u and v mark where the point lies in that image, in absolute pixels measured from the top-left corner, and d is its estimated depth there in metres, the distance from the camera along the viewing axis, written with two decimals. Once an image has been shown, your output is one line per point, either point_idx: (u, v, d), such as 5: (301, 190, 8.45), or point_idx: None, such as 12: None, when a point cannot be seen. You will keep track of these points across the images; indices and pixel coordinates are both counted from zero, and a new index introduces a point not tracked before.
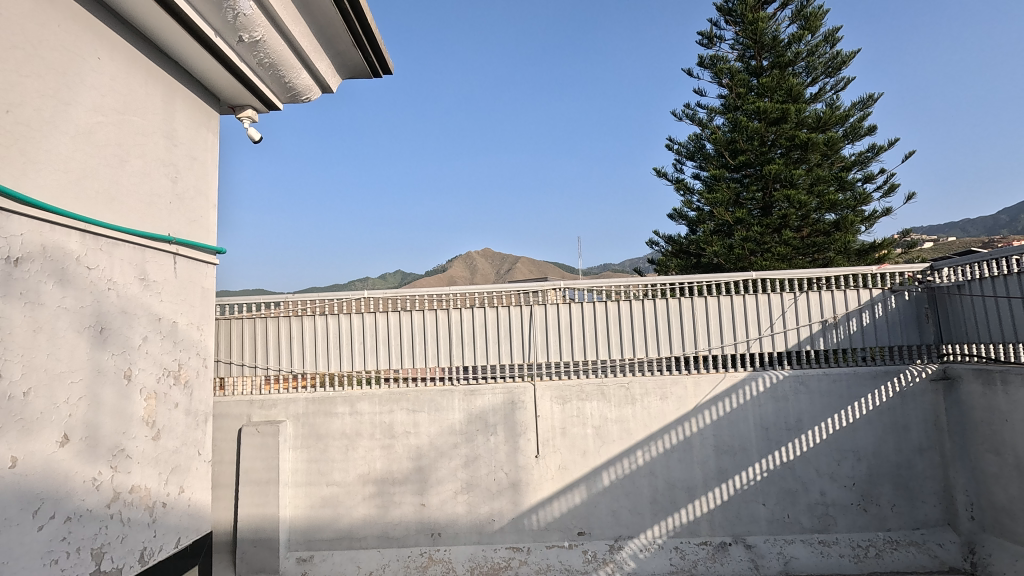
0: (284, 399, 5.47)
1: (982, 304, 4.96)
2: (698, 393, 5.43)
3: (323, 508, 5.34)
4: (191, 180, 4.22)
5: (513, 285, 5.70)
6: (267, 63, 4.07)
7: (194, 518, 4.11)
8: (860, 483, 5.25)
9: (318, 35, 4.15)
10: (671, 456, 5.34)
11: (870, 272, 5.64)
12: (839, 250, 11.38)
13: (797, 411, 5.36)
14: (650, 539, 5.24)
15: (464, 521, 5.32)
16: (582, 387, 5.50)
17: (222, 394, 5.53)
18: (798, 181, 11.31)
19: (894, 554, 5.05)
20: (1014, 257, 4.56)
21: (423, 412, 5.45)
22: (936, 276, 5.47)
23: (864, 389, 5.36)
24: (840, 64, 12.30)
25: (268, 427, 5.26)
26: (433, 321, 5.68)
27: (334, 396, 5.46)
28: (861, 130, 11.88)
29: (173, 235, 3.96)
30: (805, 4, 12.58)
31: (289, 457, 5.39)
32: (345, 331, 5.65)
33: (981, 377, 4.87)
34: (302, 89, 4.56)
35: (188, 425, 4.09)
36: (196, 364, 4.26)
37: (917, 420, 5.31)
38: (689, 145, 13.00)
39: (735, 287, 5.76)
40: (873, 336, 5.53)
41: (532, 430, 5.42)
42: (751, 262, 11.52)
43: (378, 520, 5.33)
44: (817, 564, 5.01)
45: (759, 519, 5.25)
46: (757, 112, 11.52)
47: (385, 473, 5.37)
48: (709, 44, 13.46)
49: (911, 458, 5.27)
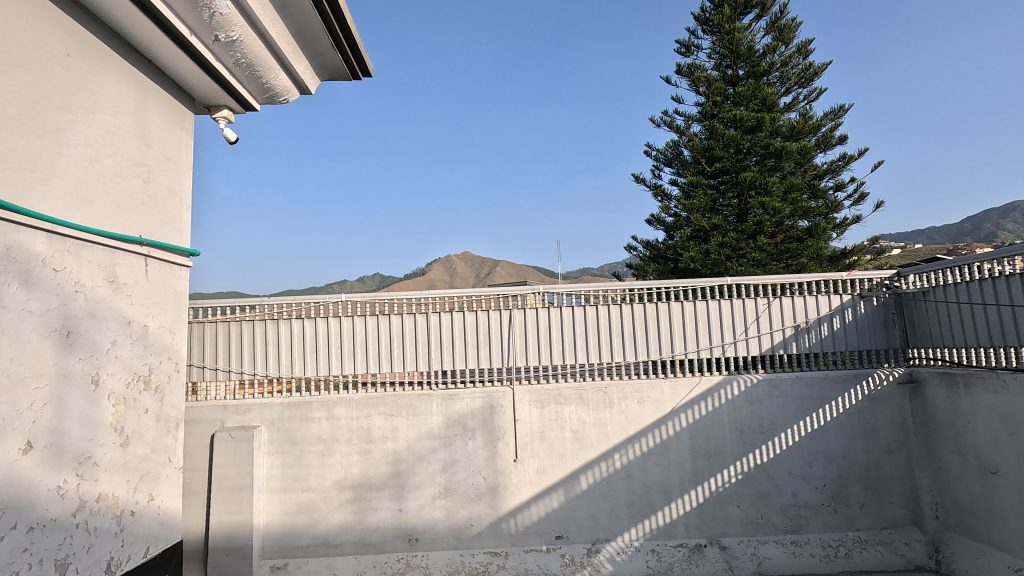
0: (259, 404, 5.38)
1: (945, 310, 5.14)
2: (675, 396, 5.50)
3: (298, 514, 5.27)
4: (164, 181, 4.13)
5: (492, 290, 5.69)
6: (244, 63, 4.01)
7: (164, 526, 4.02)
8: (831, 484, 5.37)
9: (296, 36, 4.12)
10: (648, 459, 5.40)
11: (841, 278, 5.79)
12: (811, 256, 11.64)
13: (771, 414, 5.46)
14: (627, 542, 5.27)
15: (442, 526, 5.30)
16: (561, 391, 5.52)
17: (194, 400, 5.41)
18: (773, 188, 11.57)
19: (863, 554, 5.17)
20: (976, 265, 4.77)
21: (401, 417, 5.40)
22: (903, 282, 5.66)
23: (834, 393, 5.48)
24: (813, 76, 12.69)
25: (242, 433, 5.16)
26: (412, 325, 5.65)
27: (311, 401, 5.39)
28: (833, 140, 12.22)
29: (144, 237, 3.88)
30: (778, 16, 12.88)
31: (263, 463, 5.30)
32: (322, 336, 5.59)
33: (944, 381, 5.02)
34: (279, 90, 4.51)
35: (158, 431, 4.00)
36: (167, 369, 4.17)
37: (885, 423, 5.46)
38: (666, 152, 13.17)
39: (710, 292, 5.85)
40: (842, 340, 5.68)
41: (510, 434, 5.42)
42: (726, 268, 11.71)
43: (355, 527, 5.26)
44: (788, 564, 5.11)
45: (734, 520, 5.33)
46: (733, 120, 11.74)
47: (362, 478, 5.32)
48: (686, 53, 13.68)
49: (879, 459, 5.41)
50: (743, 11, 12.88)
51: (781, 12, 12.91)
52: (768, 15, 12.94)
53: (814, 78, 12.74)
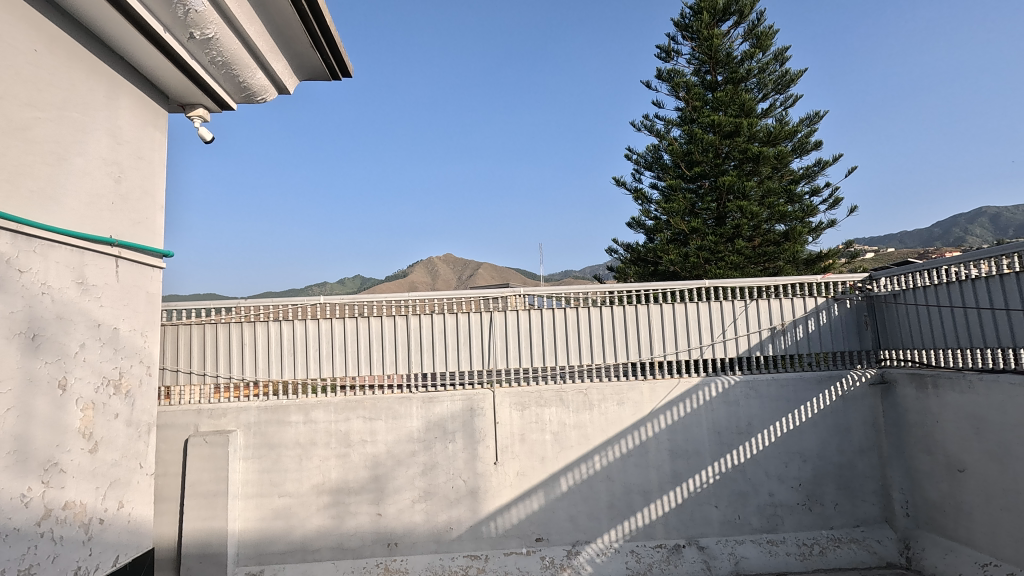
0: (235, 408, 5.29)
1: (914, 312, 5.28)
2: (654, 398, 5.54)
3: (275, 520, 5.19)
4: (137, 181, 4.04)
5: (473, 292, 5.69)
6: (220, 61, 3.95)
7: (135, 534, 3.93)
8: (806, 483, 5.46)
9: (274, 35, 4.06)
10: (628, 461, 5.43)
11: (816, 281, 5.90)
12: (787, 260, 11.83)
13: (748, 414, 5.54)
14: (607, 543, 5.30)
15: (422, 529, 5.26)
16: (541, 393, 5.53)
17: (167, 404, 5.29)
18: (750, 192, 11.78)
19: (836, 551, 5.26)
20: (945, 268, 4.90)
21: (380, 420, 5.35)
22: (875, 285, 5.79)
23: (809, 393, 5.58)
24: (788, 83, 12.97)
25: (216, 437, 5.06)
26: (392, 328, 5.61)
27: (288, 404, 5.32)
28: (808, 145, 12.47)
29: (115, 237, 3.78)
30: (756, 24, 13.11)
31: (238, 468, 5.21)
32: (299, 338, 5.52)
33: (914, 381, 5.15)
34: (257, 89, 4.45)
35: (129, 436, 3.91)
36: (139, 372, 4.08)
37: (858, 423, 5.57)
38: (647, 156, 13.29)
39: (689, 294, 5.92)
40: (817, 342, 5.78)
41: (490, 437, 5.41)
42: (704, 271, 11.86)
43: (333, 532, 5.20)
44: (764, 563, 5.18)
45: (712, 520, 5.39)
46: (712, 125, 11.90)
47: (340, 483, 5.26)
48: (666, 58, 13.84)
49: (852, 459, 5.52)
50: (721, 18, 13.07)
51: (758, 20, 13.15)
52: (746, 22, 13.17)
53: (790, 85, 13.01)
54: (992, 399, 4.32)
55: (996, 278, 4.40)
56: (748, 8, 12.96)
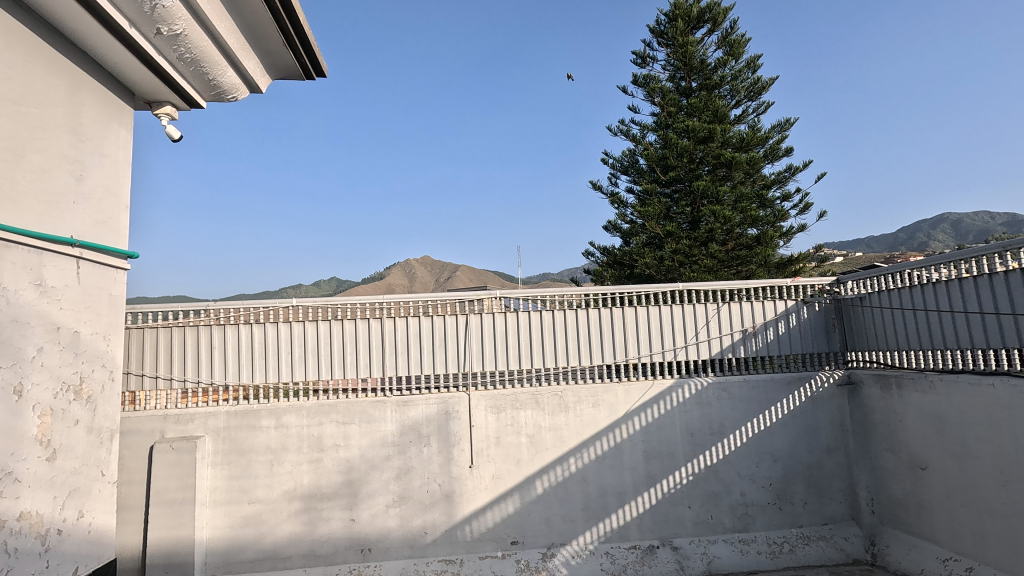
0: (203, 413, 5.16)
1: (880, 315, 5.44)
2: (628, 400, 5.59)
3: (245, 527, 5.07)
4: (100, 179, 3.93)
5: (449, 294, 5.68)
6: (188, 58, 3.86)
7: (95, 544, 3.80)
8: (776, 483, 5.56)
9: (246, 32, 3.98)
10: (603, 462, 5.46)
11: (786, 284, 6.03)
12: (759, 263, 12.06)
13: (720, 416, 5.62)
14: (582, 545, 5.32)
15: (396, 535, 5.20)
16: (517, 396, 5.52)
17: (133, 409, 5.14)
18: (723, 197, 11.97)
19: (806, 549, 5.36)
20: (909, 272, 5.05)
21: (354, 424, 5.28)
22: (842, 288, 5.95)
23: (779, 394, 5.69)
24: (760, 90, 13.25)
25: (183, 443, 4.93)
26: (366, 330, 5.55)
27: (259, 409, 5.21)
28: (779, 152, 12.74)
29: (76, 237, 3.66)
30: (729, 32, 13.36)
31: (207, 475, 5.08)
32: (271, 342, 5.42)
33: (879, 382, 5.30)
34: (227, 88, 4.35)
35: (90, 443, 3.79)
36: (101, 377, 3.95)
37: (826, 423, 5.70)
38: (623, 160, 13.42)
39: (663, 297, 6.00)
40: (787, 344, 5.91)
41: (465, 440, 5.39)
42: (679, 274, 12.03)
43: (305, 538, 5.12)
44: (736, 562, 5.26)
45: (686, 521, 5.45)
46: (687, 131, 12.08)
47: (313, 488, 5.17)
48: (642, 63, 14.01)
49: (821, 458, 5.64)
50: (695, 25, 13.27)
51: (731, 28, 13.40)
52: (719, 30, 13.41)
53: (762, 92, 13.29)
54: (952, 399, 4.46)
55: (956, 282, 4.55)
56: (721, 16, 13.20)
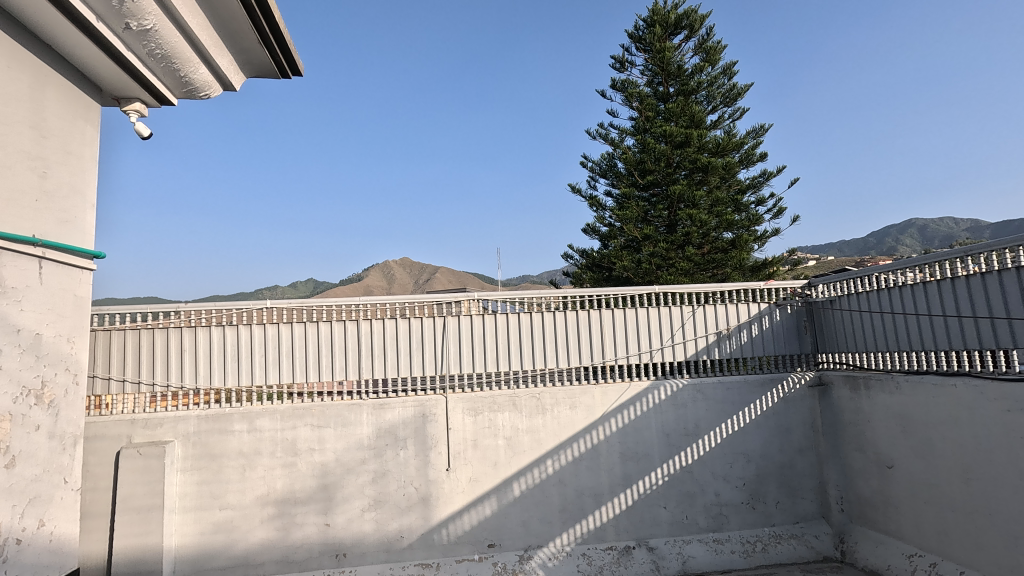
0: (172, 418, 5.03)
1: (849, 317, 5.57)
2: (605, 402, 5.62)
3: (215, 534, 4.96)
4: (65, 177, 3.81)
5: (426, 296, 5.65)
6: (159, 54, 3.77)
7: (57, 554, 3.67)
8: (749, 483, 5.65)
9: (219, 29, 3.90)
10: (580, 464, 5.49)
11: (759, 287, 6.15)
12: (734, 266, 12.26)
13: (695, 417, 5.69)
14: (559, 547, 5.33)
15: (372, 539, 5.14)
16: (494, 398, 5.51)
17: (99, 414, 4.99)
18: (700, 201, 12.14)
19: (778, 547, 5.46)
20: (878, 276, 5.20)
21: (329, 428, 5.21)
22: (813, 291, 6.09)
23: (753, 396, 5.79)
24: (736, 96, 13.49)
25: (151, 449, 4.80)
26: (342, 333, 5.48)
27: (231, 413, 5.11)
28: (754, 157, 12.99)
29: (38, 237, 3.54)
30: (705, 38, 13.57)
31: (176, 481, 4.95)
32: (244, 344, 5.32)
33: (848, 383, 5.43)
34: (200, 85, 4.25)
35: (52, 449, 3.67)
36: (64, 381, 3.83)
37: (798, 423, 5.81)
38: (601, 163, 13.53)
39: (640, 299, 6.06)
40: (760, 346, 6.01)
41: (442, 443, 5.36)
42: (657, 277, 12.17)
43: (278, 544, 5.03)
44: (710, 561, 5.32)
45: (661, 521, 5.49)
46: (664, 135, 12.23)
47: (286, 493, 5.09)
48: (621, 68, 14.16)
49: (793, 458, 5.75)
50: (673, 31, 13.45)
51: (708, 35, 13.62)
52: (696, 37, 13.62)
53: (738, 98, 13.53)
54: (917, 399, 4.59)
55: (922, 285, 4.69)
56: (698, 23, 13.41)
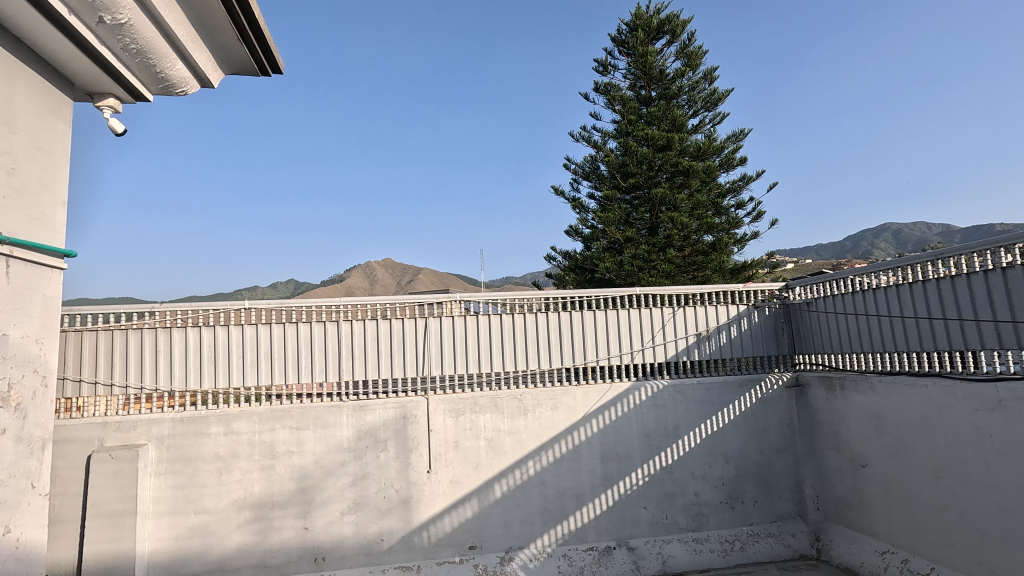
0: (146, 420, 4.92)
1: (825, 319, 5.68)
2: (587, 403, 5.65)
3: (190, 539, 4.87)
4: (35, 173, 3.72)
5: (408, 297, 5.61)
6: (134, 49, 3.69)
7: (23, 561, 3.57)
8: (728, 483, 5.71)
9: (197, 25, 3.83)
10: (561, 465, 5.50)
11: (738, 290, 6.23)
12: (714, 269, 12.41)
13: (675, 417, 5.74)
14: (540, 548, 5.33)
15: (351, 542, 5.09)
16: (476, 400, 5.49)
17: (70, 417, 4.86)
18: (681, 204, 12.28)
19: (756, 546, 5.53)
20: (853, 279, 5.31)
21: (308, 430, 5.15)
22: (791, 294, 6.19)
23: (732, 396, 5.86)
24: (717, 101, 13.66)
25: (124, 452, 4.69)
26: (322, 334, 5.42)
27: (207, 415, 5.01)
28: (734, 162, 13.17)
29: (6, 235, 3.44)
30: (687, 43, 13.74)
31: (149, 485, 4.85)
32: (221, 346, 5.23)
33: (824, 384, 5.53)
34: (176, 81, 4.17)
35: (18, 453, 3.57)
36: (32, 383, 3.73)
37: (775, 423, 5.90)
38: (584, 166, 13.60)
39: (621, 301, 6.10)
40: (739, 347, 6.09)
41: (423, 445, 5.32)
42: (638, 279, 12.27)
43: (255, 548, 4.95)
44: (689, 561, 5.37)
45: (642, 522, 5.53)
46: (646, 139, 12.34)
47: (264, 496, 5.01)
48: (604, 71, 14.24)
49: (770, 458, 5.83)
50: (655, 36, 13.59)
51: (689, 40, 13.79)
52: (678, 42, 13.78)
53: (718, 103, 13.71)
54: (890, 399, 4.69)
55: (896, 288, 4.80)
56: (680, 28, 13.56)
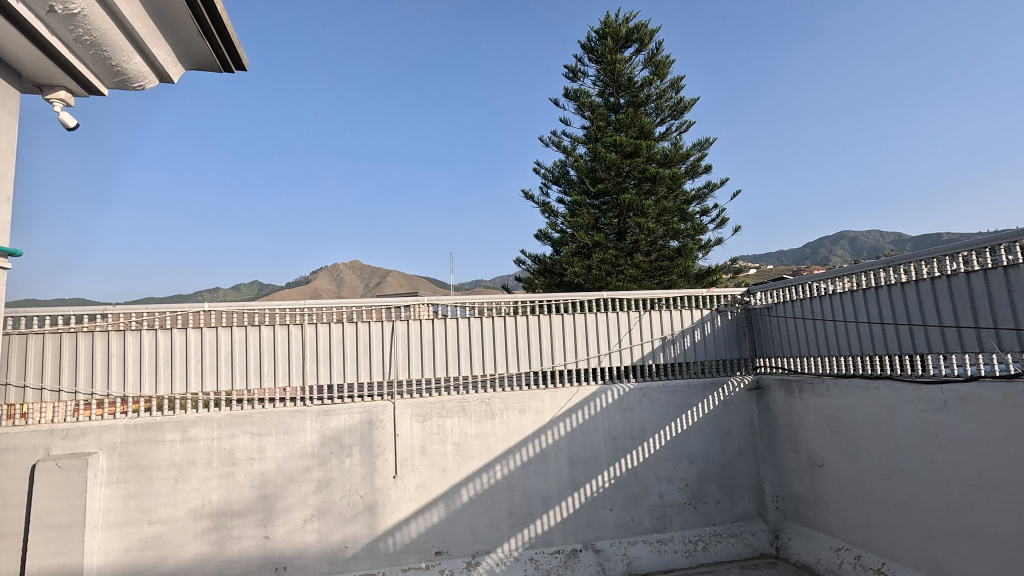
0: (97, 427, 4.72)
1: (785, 324, 5.86)
2: (555, 406, 5.67)
3: (143, 550, 4.68)
4: None
5: (375, 300, 5.54)
6: (87, 40, 3.52)
7: None
8: (691, 484, 5.82)
9: (156, 18, 3.68)
10: (528, 468, 5.51)
11: (702, 294, 6.38)
12: (680, 274, 12.65)
13: (641, 420, 5.82)
14: (506, 553, 5.32)
15: (314, 551, 4.98)
16: (443, 404, 5.45)
17: (14, 424, 4.62)
18: (648, 210, 12.48)
19: (718, 546, 5.65)
20: (812, 284, 5.50)
21: (269, 435, 5.02)
22: (752, 299, 6.37)
23: (696, 399, 5.98)
24: (683, 109, 13.96)
25: (72, 461, 4.48)
26: (285, 337, 5.30)
27: (163, 421, 4.83)
28: (699, 169, 13.46)
29: None
30: (655, 52, 14.01)
31: (99, 495, 4.64)
32: (179, 349, 5.06)
33: (783, 386, 5.70)
34: (132, 75, 4.00)
35: None
36: None
37: (737, 425, 6.04)
38: (554, 171, 13.71)
39: (589, 305, 6.16)
40: (703, 351, 6.22)
41: (389, 450, 5.25)
42: (606, 283, 12.42)
43: (212, 559, 4.79)
44: (654, 562, 5.44)
45: (608, 524, 5.57)
46: (614, 145, 12.53)
47: (222, 505, 4.86)
48: (573, 77, 14.40)
49: (732, 459, 5.97)
50: (624, 44, 13.81)
51: (657, 49, 14.06)
52: (646, 51, 14.03)
53: (684, 111, 14.01)
54: (845, 401, 4.87)
55: (850, 294, 5.00)
56: (648, 37, 13.82)
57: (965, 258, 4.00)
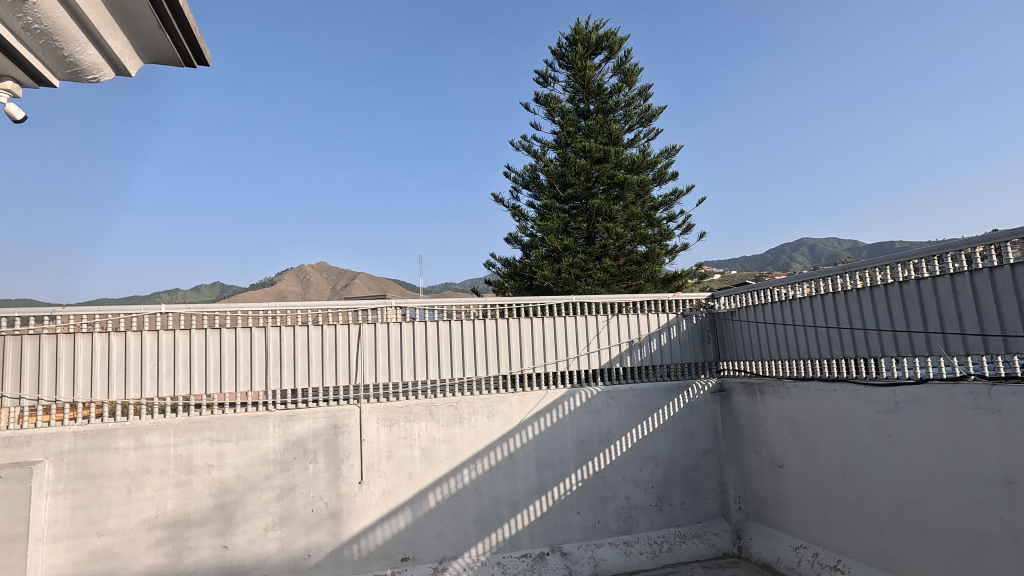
0: (43, 435, 4.49)
1: (747, 328, 6.01)
2: (523, 409, 5.68)
3: (92, 564, 4.47)
4: None
5: (342, 302, 5.43)
6: (37, 29, 3.19)
7: None
8: (657, 486, 5.89)
9: (112, 8, 3.36)
10: (497, 472, 5.49)
11: (668, 299, 6.49)
12: (647, 278, 12.88)
13: (608, 423, 5.87)
14: (473, 557, 5.29)
15: (275, 559, 4.85)
16: (410, 408, 5.39)
17: None
18: (617, 215, 12.65)
19: (682, 546, 5.73)
20: (773, 290, 5.66)
21: (229, 442, 4.87)
22: (716, 304, 6.51)
23: (662, 401, 6.07)
24: (651, 117, 14.21)
25: (14, 471, 4.25)
26: (248, 340, 5.15)
27: (115, 428, 4.64)
28: (666, 176, 13.72)
29: None
30: (624, 60, 14.23)
31: (44, 506, 4.41)
32: (133, 353, 4.85)
33: (745, 389, 5.84)
34: (87, 66, 3.69)
35: None
36: None
37: (701, 427, 6.15)
38: (524, 174, 13.76)
39: (558, 308, 6.18)
40: (668, 355, 6.33)
41: (355, 455, 5.16)
42: (575, 287, 12.52)
43: (167, 571, 4.62)
44: (620, 563, 5.49)
45: (575, 526, 5.60)
46: (584, 150, 12.66)
47: (178, 514, 4.69)
48: (544, 82, 14.50)
49: (697, 460, 6.07)
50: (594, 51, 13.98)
51: (626, 57, 14.28)
52: (616, 58, 14.25)
53: (652, 119, 14.26)
54: (804, 403, 5.01)
55: (810, 299, 5.16)
56: (617, 45, 14.03)
57: (915, 266, 4.18)
